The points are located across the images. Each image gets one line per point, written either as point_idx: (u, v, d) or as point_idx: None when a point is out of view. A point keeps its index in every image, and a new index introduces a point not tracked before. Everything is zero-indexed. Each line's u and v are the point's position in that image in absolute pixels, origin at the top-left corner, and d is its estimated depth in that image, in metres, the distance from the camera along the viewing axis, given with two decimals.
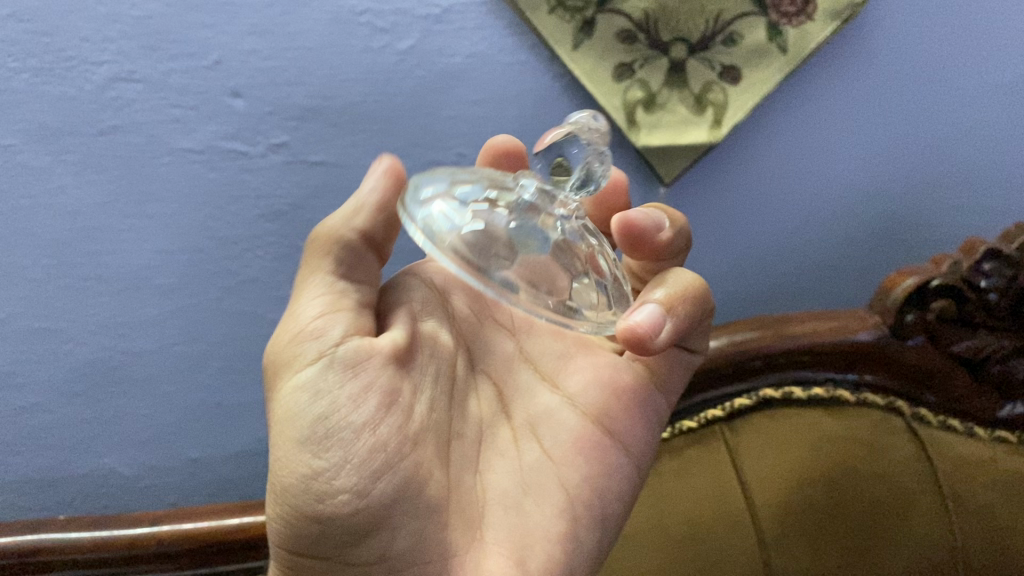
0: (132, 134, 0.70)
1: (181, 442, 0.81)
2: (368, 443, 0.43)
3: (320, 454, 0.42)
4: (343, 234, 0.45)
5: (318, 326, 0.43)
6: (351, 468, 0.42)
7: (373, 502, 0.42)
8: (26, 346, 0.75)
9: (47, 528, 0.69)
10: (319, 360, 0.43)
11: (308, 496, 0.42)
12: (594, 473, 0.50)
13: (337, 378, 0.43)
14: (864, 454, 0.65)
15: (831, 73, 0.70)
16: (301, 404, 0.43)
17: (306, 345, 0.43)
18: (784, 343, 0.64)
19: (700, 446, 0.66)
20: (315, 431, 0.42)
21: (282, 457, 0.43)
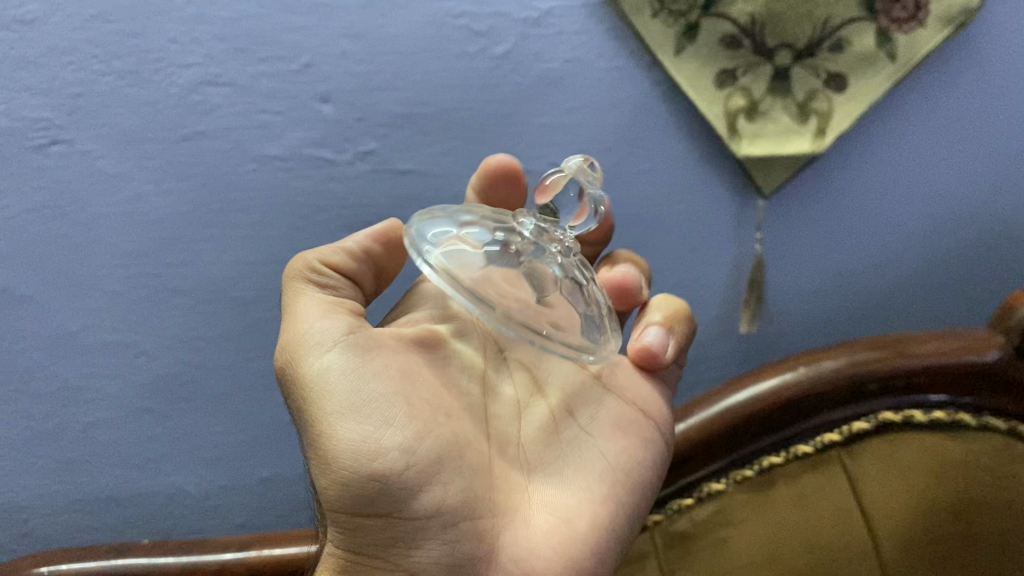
0: (218, 139, 0.67)
1: (255, 460, 0.77)
2: (405, 410, 0.43)
3: (362, 419, 0.43)
4: (331, 261, 0.47)
5: (326, 326, 0.44)
6: (396, 426, 0.43)
7: (422, 457, 0.43)
8: (98, 359, 0.72)
9: (132, 551, 0.61)
10: (336, 348, 0.44)
11: (360, 457, 0.42)
12: (631, 445, 0.49)
13: (354, 359, 0.44)
14: (988, 482, 0.61)
15: (935, 81, 0.69)
16: (332, 384, 0.43)
17: (314, 348, 0.44)
18: (904, 365, 0.61)
19: (817, 472, 0.63)
20: (353, 403, 0.43)
21: (321, 437, 0.43)
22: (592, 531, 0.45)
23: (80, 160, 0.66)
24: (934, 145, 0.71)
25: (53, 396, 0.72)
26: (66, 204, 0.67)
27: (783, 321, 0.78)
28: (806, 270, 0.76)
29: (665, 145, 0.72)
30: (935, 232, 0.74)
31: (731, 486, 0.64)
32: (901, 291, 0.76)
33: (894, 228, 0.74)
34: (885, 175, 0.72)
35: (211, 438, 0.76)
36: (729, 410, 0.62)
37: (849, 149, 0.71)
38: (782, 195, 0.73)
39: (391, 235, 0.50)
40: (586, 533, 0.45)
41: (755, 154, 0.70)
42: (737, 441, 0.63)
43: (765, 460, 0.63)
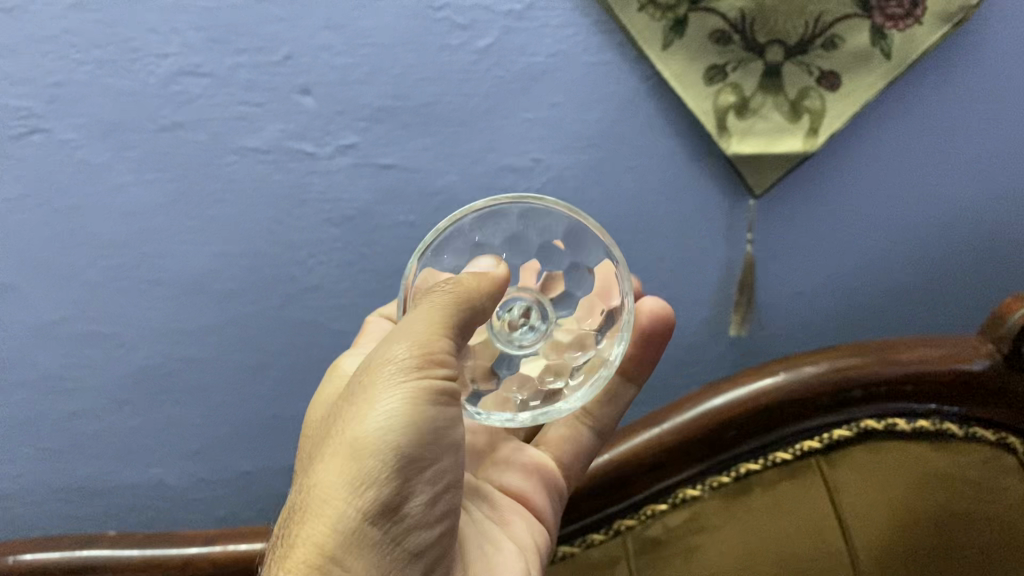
0: (197, 130, 0.67)
1: (235, 452, 0.77)
2: (415, 497, 0.44)
3: (382, 490, 0.42)
4: (472, 301, 0.44)
5: (428, 353, 0.43)
6: (401, 513, 0.43)
7: (410, 544, 0.43)
8: (79, 349, 0.72)
9: (98, 543, 0.62)
10: (438, 397, 0.43)
11: (365, 526, 0.41)
12: (531, 522, 0.56)
13: (434, 413, 0.43)
14: (972, 494, 0.60)
15: (935, 83, 0.65)
16: (399, 419, 0.42)
17: (384, 371, 0.43)
18: (888, 373, 0.59)
19: (794, 479, 0.62)
20: (401, 462, 0.42)
21: (354, 469, 0.41)
22: None
23: (60, 150, 0.66)
24: (936, 146, 0.67)
25: (34, 386, 0.72)
26: (46, 193, 0.67)
27: (774, 324, 0.76)
28: (797, 275, 0.74)
29: (653, 142, 0.69)
30: (933, 241, 0.71)
31: (707, 492, 0.63)
32: (897, 300, 0.74)
33: (890, 232, 0.71)
34: (883, 176, 0.69)
35: (191, 430, 0.76)
36: (705, 415, 0.61)
37: (847, 149, 0.68)
38: (773, 193, 0.70)
39: (502, 285, 0.46)
40: None
41: (744, 152, 0.67)
42: (714, 448, 0.61)
43: (743, 466, 0.62)
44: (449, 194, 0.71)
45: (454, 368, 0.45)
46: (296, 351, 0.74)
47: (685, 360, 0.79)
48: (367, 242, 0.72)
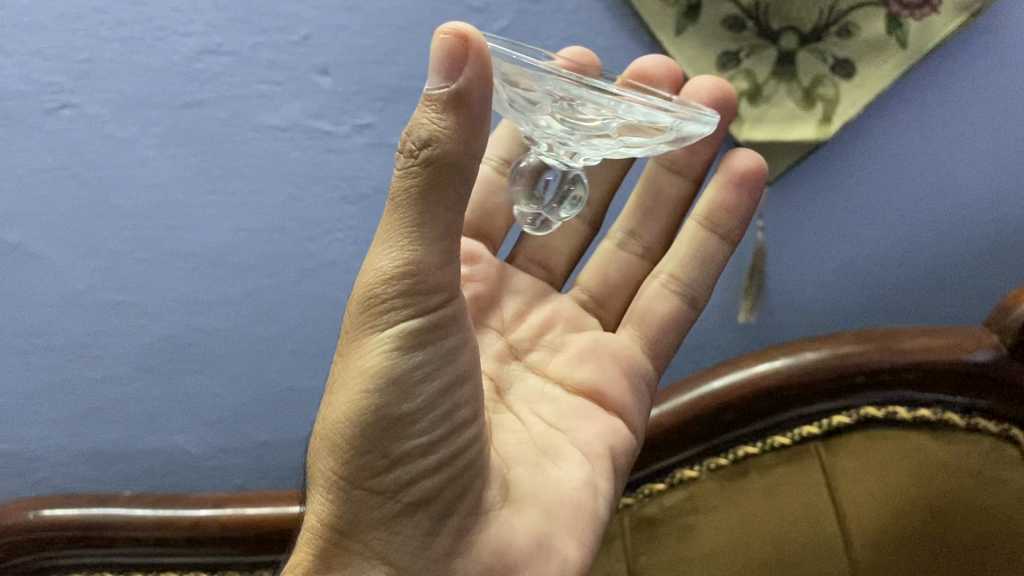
0: (218, 108, 0.69)
1: (250, 423, 0.76)
2: (443, 405, 0.41)
3: (402, 404, 0.40)
4: (457, 162, 0.38)
5: (423, 270, 0.39)
6: (428, 422, 0.41)
7: (442, 455, 0.41)
8: (101, 319, 0.73)
9: (113, 502, 0.65)
10: (409, 323, 0.40)
11: (378, 443, 0.40)
12: (600, 429, 0.52)
13: (405, 348, 0.40)
14: (972, 485, 0.59)
15: (950, 74, 0.65)
16: (395, 352, 0.40)
17: (377, 302, 0.40)
18: (890, 360, 0.59)
19: (792, 464, 0.62)
20: (385, 389, 0.40)
21: (347, 403, 0.40)
22: (571, 519, 0.46)
23: (88, 123, 0.69)
24: (951, 137, 0.66)
25: (60, 351, 0.74)
26: (74, 164, 0.70)
27: (784, 311, 0.73)
28: (810, 266, 0.72)
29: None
30: (950, 233, 0.69)
31: (705, 473, 0.64)
32: (911, 289, 0.71)
33: (904, 222, 0.69)
34: (895, 164, 0.68)
35: (209, 400, 0.76)
36: (706, 396, 0.62)
37: (859, 138, 0.67)
38: (785, 180, 0.69)
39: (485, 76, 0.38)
40: (566, 526, 0.45)
41: (756, 140, 0.67)
42: (713, 428, 0.62)
43: (741, 449, 0.63)
44: None
45: (433, 257, 0.39)
46: (313, 327, 0.74)
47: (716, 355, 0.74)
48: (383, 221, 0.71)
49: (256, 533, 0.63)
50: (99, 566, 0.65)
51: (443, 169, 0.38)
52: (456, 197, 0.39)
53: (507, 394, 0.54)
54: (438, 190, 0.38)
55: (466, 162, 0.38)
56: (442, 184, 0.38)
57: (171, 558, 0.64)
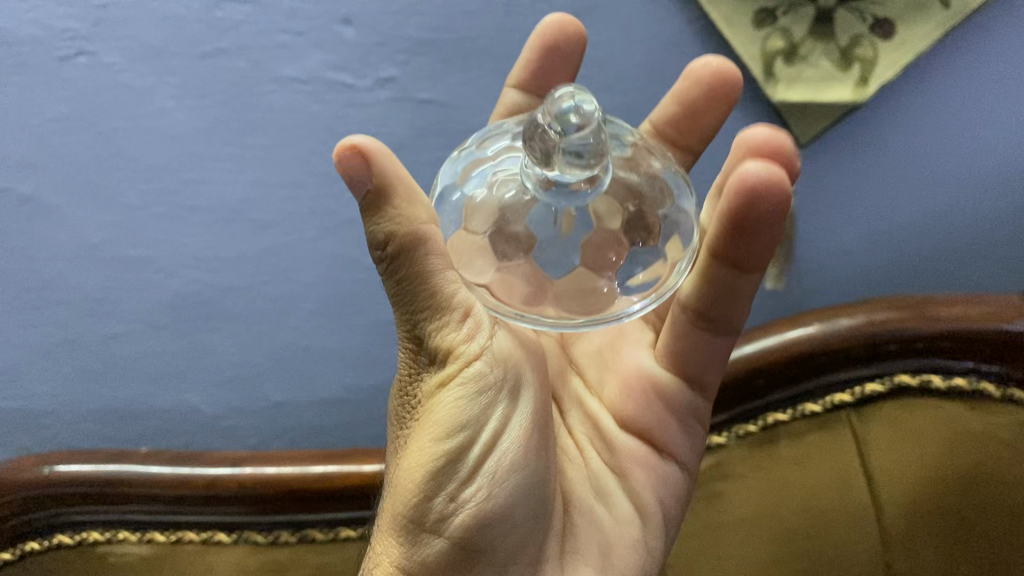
0: (238, 58, 0.67)
1: (265, 383, 0.74)
2: (511, 451, 0.42)
3: (469, 449, 0.41)
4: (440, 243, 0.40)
5: (465, 331, 0.42)
6: (497, 471, 0.41)
7: (506, 501, 0.41)
8: (115, 274, 0.71)
9: (128, 460, 0.64)
10: (468, 368, 0.42)
11: (450, 488, 0.40)
12: (655, 479, 0.48)
13: (473, 395, 0.41)
14: (1008, 457, 0.58)
15: (986, 39, 0.65)
16: (455, 401, 0.41)
17: (447, 358, 0.42)
18: (925, 327, 0.58)
19: (824, 432, 0.62)
20: (452, 441, 0.41)
21: (417, 452, 0.41)
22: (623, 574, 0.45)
23: (105, 72, 0.67)
24: (990, 104, 0.65)
25: (74, 307, 0.72)
26: (90, 114, 0.68)
27: (815, 280, 0.69)
28: (842, 231, 0.68)
29: None
30: (993, 202, 0.66)
31: (732, 440, 0.63)
32: (954, 260, 0.67)
33: (944, 189, 0.66)
34: (933, 129, 0.65)
35: (224, 360, 0.74)
36: (738, 361, 0.60)
37: (897, 102, 0.65)
38: (820, 143, 0.67)
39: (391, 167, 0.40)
40: None
41: (792, 99, 0.65)
42: (742, 394, 0.61)
43: (770, 417, 0.62)
44: None
45: (462, 316, 0.42)
46: (331, 286, 0.73)
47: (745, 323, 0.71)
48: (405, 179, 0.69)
49: (273, 492, 0.62)
50: (114, 523, 0.64)
51: (422, 257, 0.39)
52: (444, 273, 0.40)
53: (568, 416, 0.50)
54: (435, 272, 0.40)
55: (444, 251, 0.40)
56: (426, 278, 0.40)
57: (185, 515, 0.63)
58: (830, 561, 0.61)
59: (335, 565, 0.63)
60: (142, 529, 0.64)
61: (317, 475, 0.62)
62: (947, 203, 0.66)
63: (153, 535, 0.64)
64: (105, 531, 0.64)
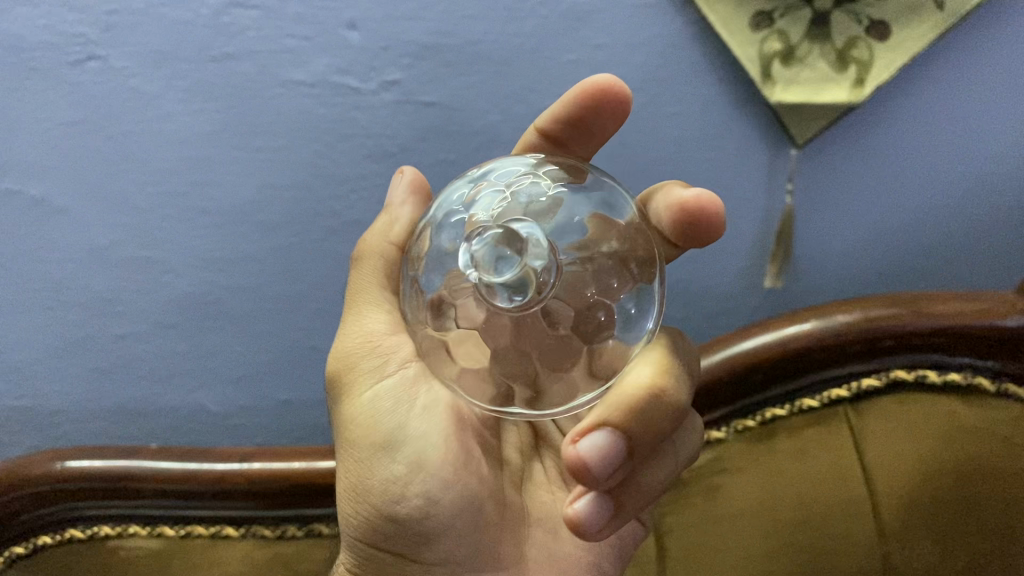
0: (244, 62, 0.68)
1: (272, 382, 0.77)
2: (440, 458, 0.44)
3: (396, 461, 0.44)
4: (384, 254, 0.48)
5: (385, 344, 0.46)
6: (424, 475, 0.44)
7: (443, 507, 0.44)
8: (126, 274, 0.73)
9: (141, 455, 0.66)
10: (385, 380, 0.45)
11: (386, 498, 0.44)
12: None
13: (390, 407, 0.45)
14: (1002, 450, 0.59)
15: (985, 38, 0.64)
16: (380, 412, 0.45)
17: (360, 368, 0.46)
18: (922, 324, 0.59)
19: (821, 426, 0.63)
20: (372, 461, 0.45)
21: (353, 475, 0.46)
22: None
23: (114, 77, 0.68)
24: (987, 105, 0.65)
25: (85, 307, 0.74)
26: (100, 118, 0.69)
27: (811, 278, 0.72)
28: (839, 232, 0.70)
29: (699, 91, 0.67)
30: (984, 201, 0.68)
31: (731, 434, 0.65)
32: (943, 256, 0.70)
33: (937, 190, 0.68)
34: (928, 131, 0.66)
35: (232, 358, 0.76)
36: (737, 357, 0.61)
37: (894, 104, 0.66)
38: (816, 146, 0.68)
39: (415, 180, 0.51)
40: None
41: (788, 101, 0.66)
42: (741, 389, 0.62)
43: (769, 411, 0.64)
44: (491, 133, 0.70)
45: (385, 326, 0.47)
46: (337, 286, 0.74)
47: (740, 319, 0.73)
48: None
49: (279, 487, 0.63)
50: (126, 518, 0.66)
51: (370, 267, 0.48)
52: (382, 288, 0.47)
53: (545, 443, 0.53)
54: (376, 283, 0.47)
55: (388, 250, 0.48)
56: (368, 289, 0.47)
57: (195, 510, 0.65)
58: (828, 553, 0.62)
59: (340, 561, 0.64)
60: (153, 523, 0.65)
61: (325, 469, 0.63)
62: (938, 204, 0.68)
63: (163, 529, 0.65)
64: (115, 525, 0.66)
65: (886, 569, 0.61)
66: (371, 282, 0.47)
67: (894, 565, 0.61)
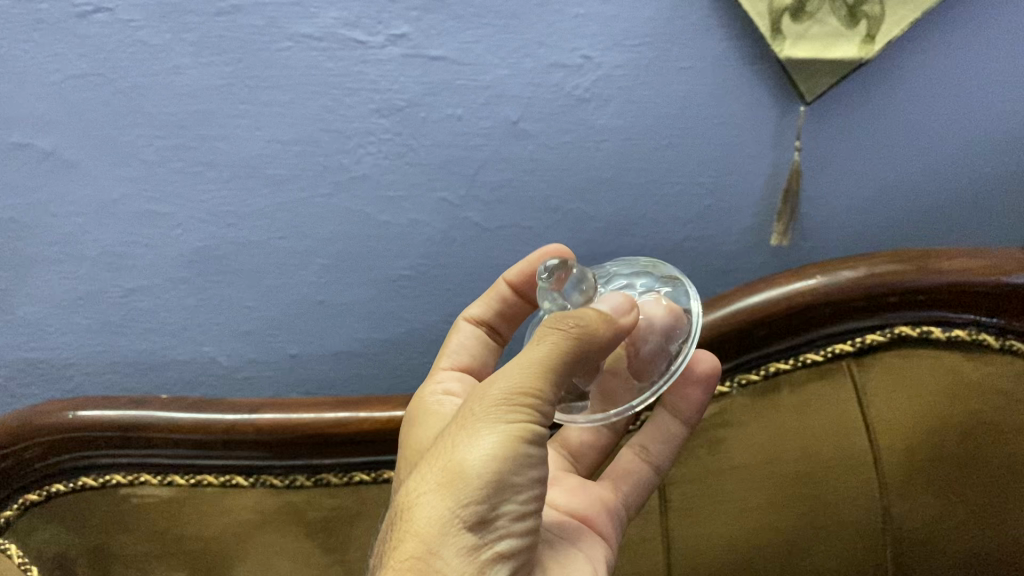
0: (252, 15, 0.64)
1: (282, 339, 0.81)
2: (533, 486, 0.45)
3: (499, 488, 0.43)
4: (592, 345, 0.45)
5: (543, 395, 0.44)
6: (520, 499, 0.44)
7: (524, 525, 0.45)
8: (136, 228, 0.73)
9: (150, 405, 0.66)
10: (531, 424, 0.43)
11: (473, 515, 0.42)
12: (594, 550, 0.53)
13: (521, 446, 0.43)
14: (1005, 407, 0.60)
15: None
16: (504, 445, 0.43)
17: (499, 402, 0.43)
18: (926, 281, 0.58)
19: (824, 380, 0.63)
20: (491, 488, 0.43)
21: (447, 478, 0.43)
22: None
23: (122, 29, 0.65)
24: (1005, 63, 0.64)
25: (95, 260, 0.75)
26: (109, 71, 0.66)
27: (811, 233, 0.74)
28: (843, 187, 0.71)
29: (723, 43, 0.64)
30: (989, 158, 0.69)
31: (734, 389, 0.65)
32: (940, 209, 0.72)
33: (945, 148, 0.68)
34: (944, 87, 0.65)
35: (241, 312, 0.79)
36: (741, 311, 0.60)
37: (912, 59, 0.64)
38: (824, 99, 0.66)
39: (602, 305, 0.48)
40: None
41: (797, 57, 0.63)
42: (744, 343, 0.62)
43: (771, 367, 0.64)
44: (499, 88, 0.67)
45: (552, 389, 0.45)
46: (344, 243, 0.75)
47: (739, 267, 0.77)
48: (416, 133, 0.70)
49: (288, 437, 0.64)
50: (137, 467, 0.68)
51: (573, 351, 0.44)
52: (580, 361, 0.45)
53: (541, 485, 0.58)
54: (573, 361, 0.45)
55: (598, 347, 0.45)
56: (568, 365, 0.45)
57: (205, 460, 0.67)
58: (827, 506, 0.64)
59: (349, 507, 0.67)
60: (164, 473, 0.68)
61: (333, 421, 0.64)
62: (943, 160, 0.69)
63: (174, 478, 0.68)
64: (127, 474, 0.68)
65: (885, 522, 0.64)
66: (567, 338, 0.44)
67: (893, 516, 0.64)
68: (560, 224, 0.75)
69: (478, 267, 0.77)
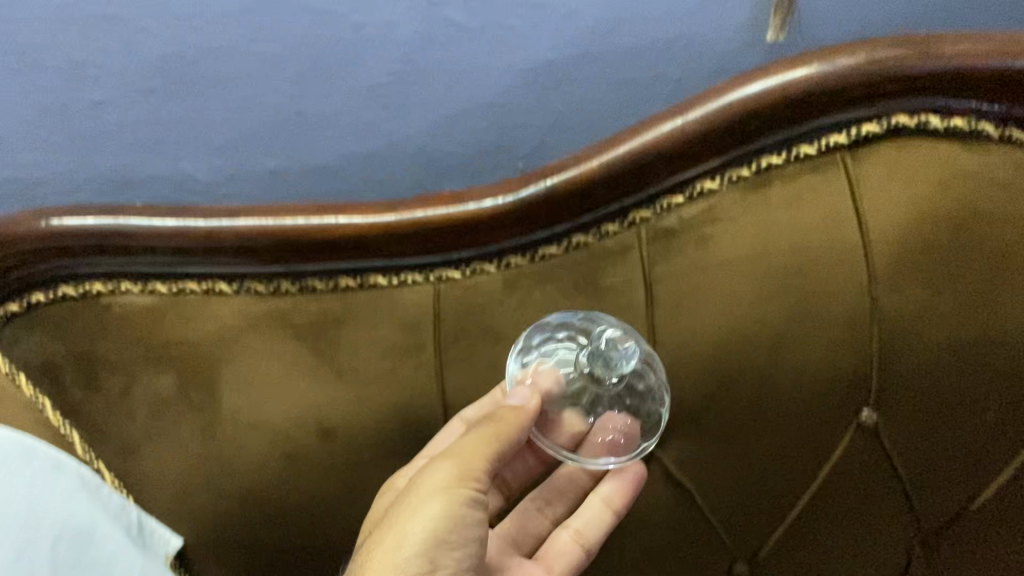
0: None
1: (259, 151, 0.78)
2: (472, 534, 0.53)
3: (440, 537, 0.52)
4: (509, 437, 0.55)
5: (472, 467, 0.53)
6: (457, 542, 0.52)
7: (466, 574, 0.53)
8: (97, 33, 0.69)
9: (125, 215, 0.64)
10: (462, 491, 0.53)
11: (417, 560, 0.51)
12: None
13: (454, 508, 0.52)
14: (998, 196, 0.60)
15: None
16: (439, 514, 0.52)
17: (434, 483, 0.53)
18: (929, 66, 0.56)
19: (818, 173, 0.62)
20: (433, 547, 0.51)
21: (395, 535, 0.51)
22: None
23: None
24: None
25: (57, 69, 0.71)
26: None
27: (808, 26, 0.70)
28: None
29: None
30: None
31: (724, 185, 0.63)
32: None
33: None
34: None
35: (214, 125, 0.76)
36: (736, 104, 0.58)
37: None
38: None
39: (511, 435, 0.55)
40: None
41: None
42: (737, 137, 0.60)
43: (764, 161, 0.62)
44: None
45: (483, 473, 0.54)
46: (318, 47, 0.71)
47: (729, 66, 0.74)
48: None
49: (271, 243, 0.64)
50: (116, 275, 0.67)
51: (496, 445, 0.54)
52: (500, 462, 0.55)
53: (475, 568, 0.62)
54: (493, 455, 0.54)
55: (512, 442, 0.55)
56: (491, 455, 0.54)
57: (187, 268, 0.66)
58: (814, 297, 0.63)
59: (335, 312, 0.67)
60: (144, 281, 0.67)
61: (318, 226, 0.63)
62: None
63: (155, 286, 0.67)
64: (107, 283, 0.67)
65: (871, 314, 0.63)
66: (485, 437, 0.54)
67: (879, 306, 0.63)
68: (545, 24, 0.70)
69: (459, 71, 0.74)
